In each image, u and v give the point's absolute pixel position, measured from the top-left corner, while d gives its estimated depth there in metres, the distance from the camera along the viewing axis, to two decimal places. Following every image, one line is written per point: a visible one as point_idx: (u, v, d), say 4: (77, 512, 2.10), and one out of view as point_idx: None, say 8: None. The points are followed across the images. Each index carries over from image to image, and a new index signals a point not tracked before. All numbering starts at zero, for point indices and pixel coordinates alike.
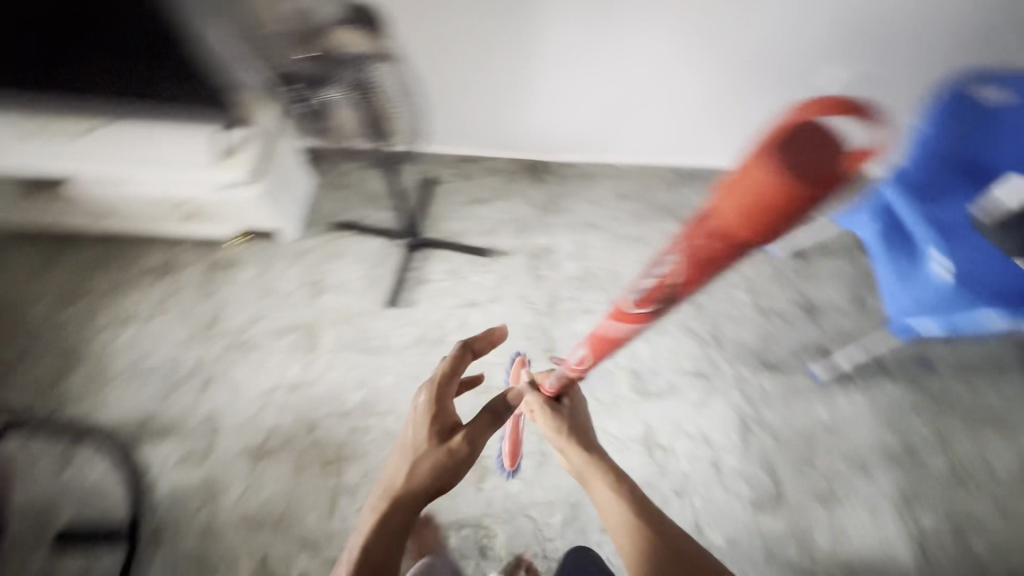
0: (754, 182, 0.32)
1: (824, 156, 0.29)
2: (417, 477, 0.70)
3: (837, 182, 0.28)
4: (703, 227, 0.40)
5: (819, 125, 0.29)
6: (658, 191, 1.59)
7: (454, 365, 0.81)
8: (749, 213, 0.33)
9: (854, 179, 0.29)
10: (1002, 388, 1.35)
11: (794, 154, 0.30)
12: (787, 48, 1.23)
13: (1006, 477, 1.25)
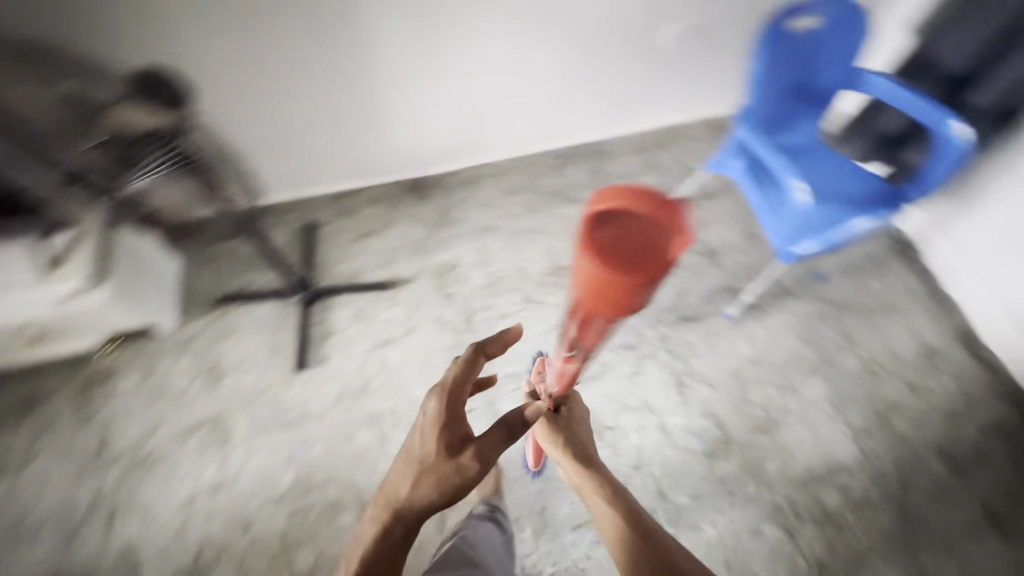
0: (589, 273, 0.40)
1: (622, 246, 0.38)
2: (416, 497, 0.63)
3: (631, 263, 0.37)
4: (582, 301, 0.48)
5: (619, 223, 0.38)
6: (543, 178, 1.59)
7: (467, 369, 0.66)
8: (599, 295, 0.42)
9: (652, 263, 0.37)
10: (885, 279, 1.48)
11: (610, 246, 0.38)
12: (617, 16, 1.26)
13: (907, 357, 1.38)
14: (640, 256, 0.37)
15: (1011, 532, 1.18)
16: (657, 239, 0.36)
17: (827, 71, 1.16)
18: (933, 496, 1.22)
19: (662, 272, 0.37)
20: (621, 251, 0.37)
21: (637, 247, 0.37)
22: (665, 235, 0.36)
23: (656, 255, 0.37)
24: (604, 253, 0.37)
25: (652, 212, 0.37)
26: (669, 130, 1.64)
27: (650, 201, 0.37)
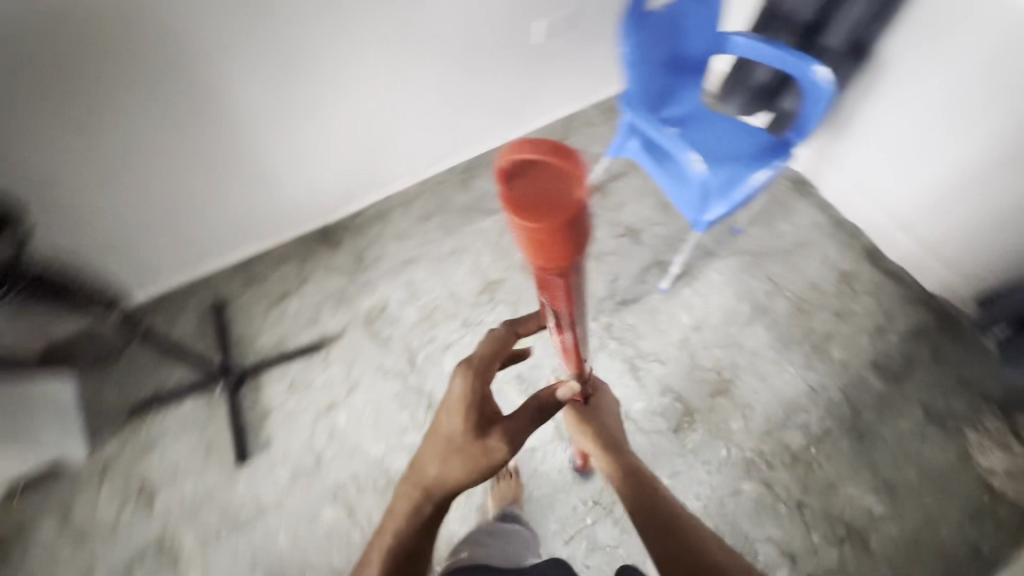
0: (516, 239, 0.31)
1: (527, 195, 0.28)
2: (449, 479, 0.60)
3: (545, 211, 0.28)
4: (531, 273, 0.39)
5: (517, 168, 0.29)
6: (452, 196, 1.54)
7: (496, 347, 0.62)
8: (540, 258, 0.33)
9: (567, 201, 0.28)
10: (792, 219, 1.56)
11: (520, 205, 0.29)
12: (480, 24, 1.23)
13: (828, 287, 1.46)
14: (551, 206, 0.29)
15: (950, 424, 1.28)
16: (562, 180, 0.28)
17: (694, 39, 1.19)
18: (879, 411, 1.30)
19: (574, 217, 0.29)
20: (530, 205, 0.29)
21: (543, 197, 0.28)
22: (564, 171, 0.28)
23: (566, 197, 0.28)
24: (518, 216, 0.28)
25: (546, 156, 0.28)
26: (565, 121, 1.65)
27: (542, 144, 0.28)
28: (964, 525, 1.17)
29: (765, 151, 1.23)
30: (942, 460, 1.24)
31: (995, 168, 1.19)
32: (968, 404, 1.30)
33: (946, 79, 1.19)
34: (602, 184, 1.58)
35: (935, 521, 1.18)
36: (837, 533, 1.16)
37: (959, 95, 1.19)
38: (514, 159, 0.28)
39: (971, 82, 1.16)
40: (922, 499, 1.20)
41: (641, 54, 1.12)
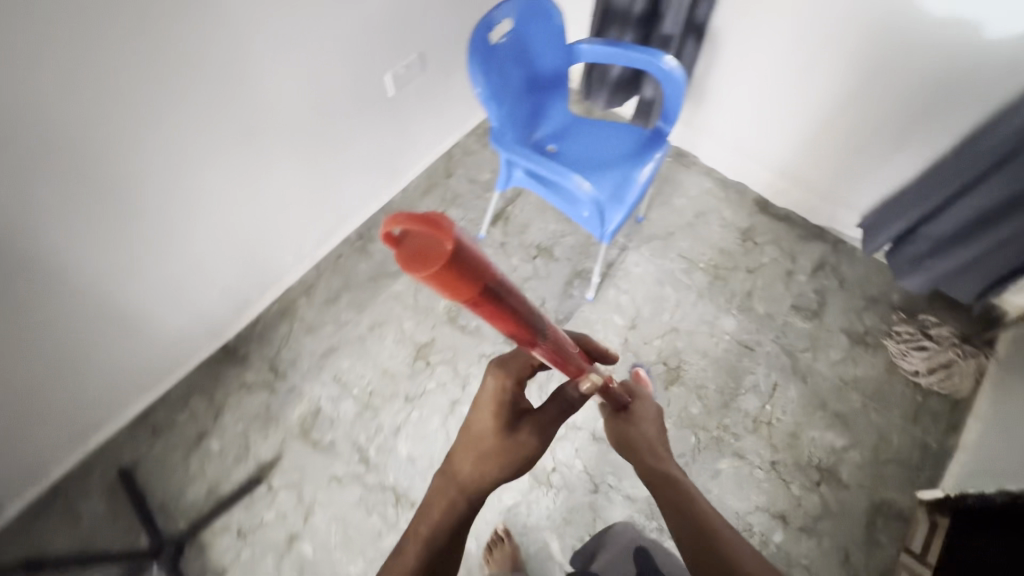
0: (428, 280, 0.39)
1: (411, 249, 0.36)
2: (489, 472, 0.62)
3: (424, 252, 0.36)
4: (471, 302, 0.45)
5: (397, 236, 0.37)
6: (353, 269, 1.45)
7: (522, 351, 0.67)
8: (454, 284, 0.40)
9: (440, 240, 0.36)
10: (684, 193, 1.62)
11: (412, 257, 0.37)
12: (324, 95, 1.15)
13: (734, 247, 1.53)
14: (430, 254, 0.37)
15: (871, 341, 1.39)
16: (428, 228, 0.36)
17: (545, 58, 1.18)
18: (812, 350, 1.38)
19: (447, 246, 0.36)
20: (417, 255, 0.37)
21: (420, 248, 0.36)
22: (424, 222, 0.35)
23: (435, 236, 0.36)
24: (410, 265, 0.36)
25: (412, 220, 0.36)
26: (445, 158, 1.60)
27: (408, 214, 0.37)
28: (910, 429, 1.28)
29: (643, 146, 1.26)
30: (875, 376, 1.34)
31: (840, 105, 1.29)
32: (880, 317, 1.41)
33: (777, 36, 1.27)
34: (502, 210, 1.56)
35: (886, 435, 1.27)
36: (811, 478, 1.22)
37: (791, 48, 1.27)
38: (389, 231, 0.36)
39: (799, 35, 1.24)
40: (870, 418, 1.29)
41: (500, 91, 1.09)
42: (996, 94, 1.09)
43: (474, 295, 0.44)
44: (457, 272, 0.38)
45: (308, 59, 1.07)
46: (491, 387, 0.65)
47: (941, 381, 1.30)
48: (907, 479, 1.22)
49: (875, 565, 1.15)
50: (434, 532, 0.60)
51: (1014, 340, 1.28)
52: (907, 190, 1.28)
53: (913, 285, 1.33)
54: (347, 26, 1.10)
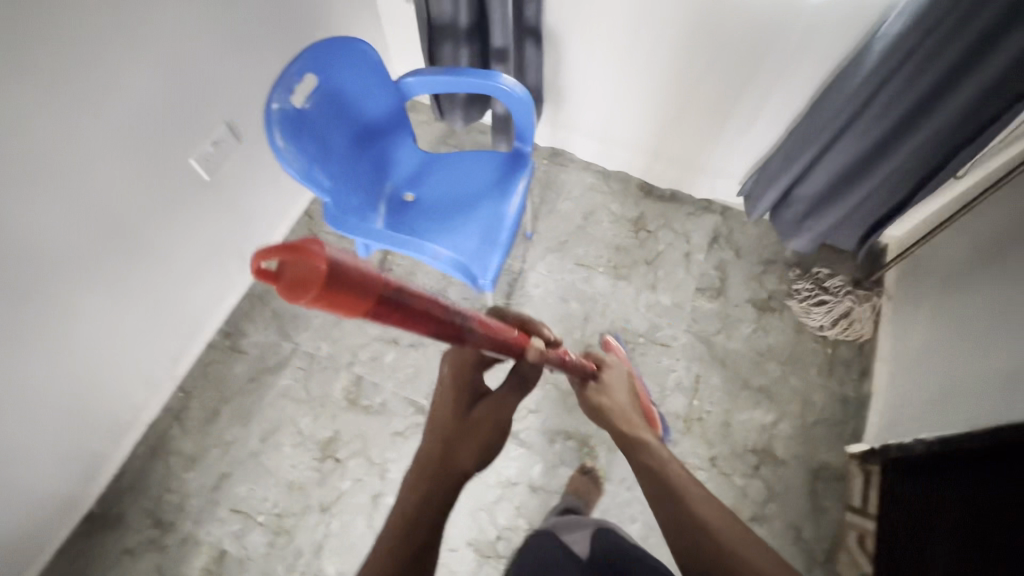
0: (322, 308, 0.36)
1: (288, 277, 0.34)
2: (467, 450, 0.55)
3: (302, 279, 0.33)
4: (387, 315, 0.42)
5: (268, 272, 0.34)
6: (227, 376, 1.27)
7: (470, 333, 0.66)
8: (352, 301, 0.37)
9: (314, 257, 0.34)
10: (568, 194, 1.54)
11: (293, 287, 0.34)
12: (116, 209, 0.95)
13: (629, 241, 1.48)
14: (306, 278, 0.34)
15: (776, 304, 1.39)
16: (295, 252, 0.34)
17: (371, 103, 1.04)
18: (724, 329, 1.36)
19: (324, 262, 0.34)
20: (298, 283, 0.34)
21: (295, 277, 0.34)
22: (291, 252, 0.33)
23: (305, 257, 0.34)
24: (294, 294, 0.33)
25: (276, 251, 0.34)
26: (305, 219, 1.43)
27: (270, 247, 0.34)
28: (829, 385, 1.30)
29: (505, 172, 1.15)
30: (786, 340, 1.35)
31: (693, 83, 1.24)
32: (780, 278, 1.42)
33: (614, 23, 1.19)
34: (381, 263, 1.41)
35: (809, 397, 1.29)
36: (750, 463, 1.22)
37: (632, 35, 1.19)
38: (256, 268, 0.33)
39: (636, 20, 1.16)
40: (792, 385, 1.30)
41: (322, 159, 0.94)
42: (829, 55, 1.07)
43: (381, 307, 0.41)
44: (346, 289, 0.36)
45: (79, 176, 0.87)
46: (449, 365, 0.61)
47: (846, 330, 1.33)
48: (835, 436, 1.24)
49: (825, 533, 1.16)
50: (411, 525, 0.49)
51: (903, 275, 1.32)
52: (773, 156, 1.27)
53: (801, 245, 1.33)
54: (117, 126, 0.90)
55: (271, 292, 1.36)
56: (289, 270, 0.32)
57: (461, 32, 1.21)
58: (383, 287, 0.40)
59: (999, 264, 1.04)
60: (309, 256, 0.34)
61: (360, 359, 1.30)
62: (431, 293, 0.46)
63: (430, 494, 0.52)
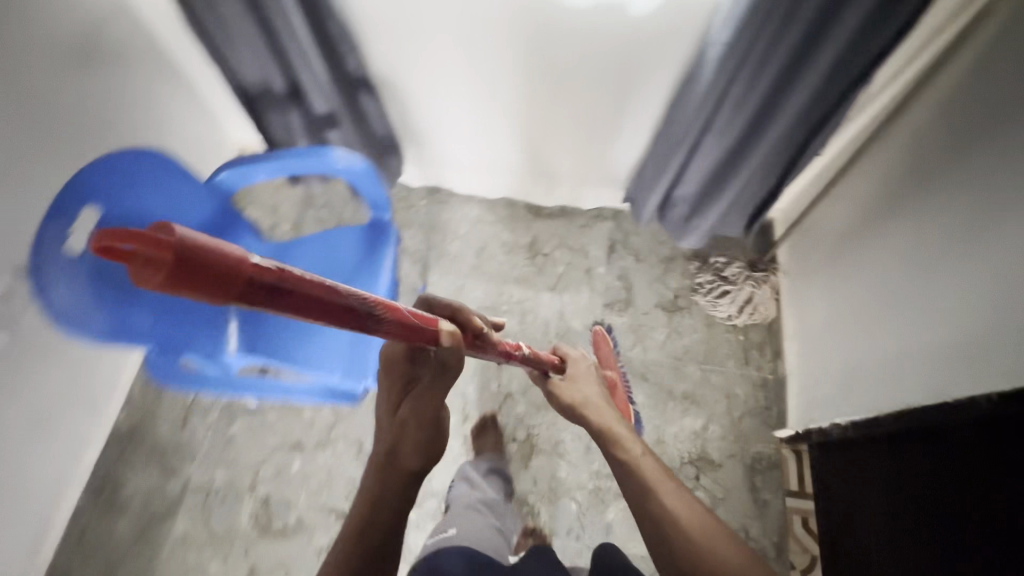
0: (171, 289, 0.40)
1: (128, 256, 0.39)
2: (404, 453, 0.71)
3: (136, 254, 0.38)
4: (258, 300, 0.45)
5: (114, 252, 0.39)
6: (107, 540, 1.09)
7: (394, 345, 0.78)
8: (201, 284, 0.41)
9: (155, 237, 0.39)
10: (454, 234, 1.45)
11: (134, 265, 0.39)
12: None
13: (527, 271, 1.41)
14: (141, 258, 0.38)
15: (683, 303, 1.37)
16: (131, 234, 0.38)
17: (182, 213, 0.89)
18: (639, 342, 1.33)
19: (154, 242, 0.38)
20: (138, 262, 0.38)
21: (133, 258, 0.39)
22: (128, 235, 0.37)
23: (141, 239, 0.38)
24: (130, 266, 0.38)
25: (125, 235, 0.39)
26: None
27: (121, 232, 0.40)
28: (747, 375, 1.30)
29: (366, 249, 1.05)
30: (700, 338, 1.34)
31: (549, 105, 1.16)
32: (682, 275, 1.40)
33: (450, 59, 1.06)
34: None
35: (731, 390, 1.29)
36: (690, 475, 1.20)
37: (471, 68, 1.08)
38: (105, 249, 0.39)
39: (471, 56, 1.05)
40: (713, 383, 1.30)
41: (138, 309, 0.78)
42: (674, 61, 0.99)
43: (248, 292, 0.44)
44: (183, 270, 0.39)
45: None
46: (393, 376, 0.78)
47: (751, 315, 1.34)
48: (764, 425, 1.25)
49: (772, 525, 1.17)
50: (367, 519, 0.68)
51: (793, 249, 1.32)
52: (647, 163, 1.23)
53: (694, 241, 1.34)
54: None
55: (142, 428, 1.19)
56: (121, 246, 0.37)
57: (281, 98, 1.07)
58: (239, 271, 0.43)
59: (874, 235, 1.06)
60: (151, 236, 0.38)
61: (264, 477, 1.17)
62: (316, 279, 0.50)
63: (379, 500, 0.69)
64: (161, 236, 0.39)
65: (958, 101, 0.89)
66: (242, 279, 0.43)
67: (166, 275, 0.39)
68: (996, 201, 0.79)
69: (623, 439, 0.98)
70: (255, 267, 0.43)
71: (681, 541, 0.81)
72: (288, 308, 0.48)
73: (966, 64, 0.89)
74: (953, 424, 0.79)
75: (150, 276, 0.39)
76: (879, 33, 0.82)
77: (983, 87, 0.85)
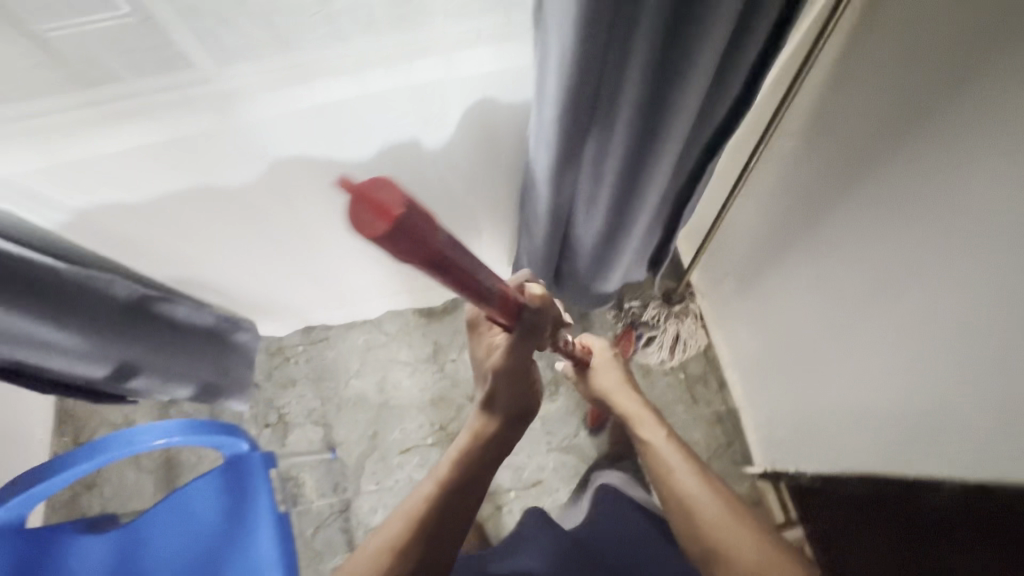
0: (385, 246, 0.39)
1: (363, 206, 0.37)
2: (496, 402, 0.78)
3: (391, 206, 0.36)
4: (430, 264, 0.45)
5: (350, 195, 0.36)
6: None
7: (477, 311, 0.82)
8: (411, 245, 0.40)
9: (396, 192, 0.37)
10: (346, 374, 1.27)
11: (378, 214, 0.37)
12: None
13: (442, 385, 1.25)
14: (391, 209, 0.37)
15: None
16: (380, 180, 0.36)
17: None
18: (587, 425, 1.21)
19: (401, 199, 0.37)
20: (381, 209, 0.37)
21: (380, 207, 0.37)
22: (364, 192, 0.35)
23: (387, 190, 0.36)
24: (382, 215, 0.36)
25: (361, 182, 0.36)
26: None
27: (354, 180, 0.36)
28: (698, 415, 1.22)
29: (231, 497, 0.85)
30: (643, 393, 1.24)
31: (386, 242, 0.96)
32: (602, 329, 1.28)
33: (245, 240, 0.86)
34: None
35: (690, 439, 1.20)
36: None
37: (274, 241, 0.87)
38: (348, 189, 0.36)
39: (267, 233, 0.84)
40: None
41: None
42: (506, 168, 0.82)
43: (431, 261, 0.45)
44: (418, 227, 0.39)
45: None
46: (486, 342, 0.82)
47: (685, 351, 1.24)
48: (734, 465, 1.18)
49: None
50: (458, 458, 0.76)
51: (706, 272, 1.23)
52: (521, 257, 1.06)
53: (600, 308, 1.19)
54: None
55: None
56: (375, 195, 0.36)
57: (62, 359, 0.76)
58: (440, 240, 0.43)
59: (781, 264, 0.97)
60: (383, 190, 0.36)
61: None
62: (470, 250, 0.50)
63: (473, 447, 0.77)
64: (383, 195, 0.37)
65: (826, 123, 0.79)
66: (429, 249, 0.42)
67: (404, 228, 0.38)
68: (896, 248, 0.69)
69: (645, 421, 0.92)
70: (449, 238, 0.44)
71: (711, 521, 0.73)
72: (440, 273, 0.48)
73: (823, 79, 0.78)
74: (915, 492, 0.72)
75: (371, 229, 0.37)
76: (730, 81, 0.70)
77: (844, 109, 0.75)
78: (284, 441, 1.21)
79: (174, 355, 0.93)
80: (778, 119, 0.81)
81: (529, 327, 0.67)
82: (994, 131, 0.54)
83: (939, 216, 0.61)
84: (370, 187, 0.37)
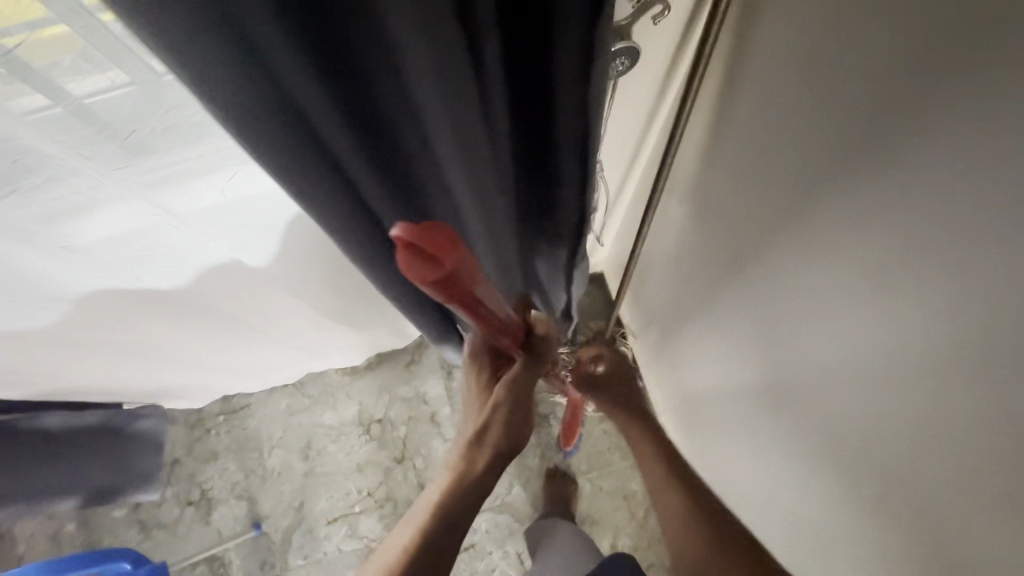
0: (426, 280, 0.43)
1: (418, 242, 0.41)
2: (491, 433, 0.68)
3: (445, 245, 0.42)
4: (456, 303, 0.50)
5: (400, 233, 0.40)
6: None
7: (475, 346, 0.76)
8: (451, 287, 0.45)
9: (450, 234, 0.43)
10: (269, 442, 1.21)
11: (423, 252, 0.42)
12: None
13: (368, 449, 1.20)
14: (446, 245, 0.42)
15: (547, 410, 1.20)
16: (434, 224, 0.42)
17: None
18: (519, 480, 1.16)
19: (451, 241, 0.43)
20: (434, 248, 0.42)
21: (435, 243, 0.42)
22: (425, 236, 0.41)
23: (436, 233, 0.42)
24: (435, 255, 0.41)
25: (413, 226, 0.41)
26: None
27: (409, 227, 0.41)
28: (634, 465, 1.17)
29: None
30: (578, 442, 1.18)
31: (266, 331, 0.89)
32: None
33: (95, 357, 0.78)
34: None
35: (627, 489, 1.15)
36: None
37: (132, 352, 0.80)
38: (404, 235, 0.40)
39: (117, 349, 0.77)
40: (606, 489, 1.16)
41: None
42: None
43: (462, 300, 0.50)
44: (460, 264, 0.44)
45: None
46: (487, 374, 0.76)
47: None
48: None
49: None
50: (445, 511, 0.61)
51: (633, 309, 1.15)
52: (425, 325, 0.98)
53: None
54: None
55: None
56: (431, 237, 0.41)
57: None
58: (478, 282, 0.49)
59: (694, 323, 0.88)
60: (434, 233, 0.42)
61: None
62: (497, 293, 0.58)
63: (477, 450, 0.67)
64: (440, 235, 0.42)
65: (712, 164, 0.70)
66: (462, 292, 0.48)
67: (450, 265, 0.43)
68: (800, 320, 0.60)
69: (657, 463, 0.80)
70: (482, 282, 0.50)
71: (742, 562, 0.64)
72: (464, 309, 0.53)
73: (709, 136, 0.69)
74: None
75: (425, 270, 0.42)
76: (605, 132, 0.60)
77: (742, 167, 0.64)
78: (207, 518, 1.17)
79: (52, 472, 0.91)
80: (669, 165, 0.69)
81: (533, 353, 0.75)
82: (915, 206, 0.43)
83: (846, 288, 0.52)
84: (427, 229, 0.42)
